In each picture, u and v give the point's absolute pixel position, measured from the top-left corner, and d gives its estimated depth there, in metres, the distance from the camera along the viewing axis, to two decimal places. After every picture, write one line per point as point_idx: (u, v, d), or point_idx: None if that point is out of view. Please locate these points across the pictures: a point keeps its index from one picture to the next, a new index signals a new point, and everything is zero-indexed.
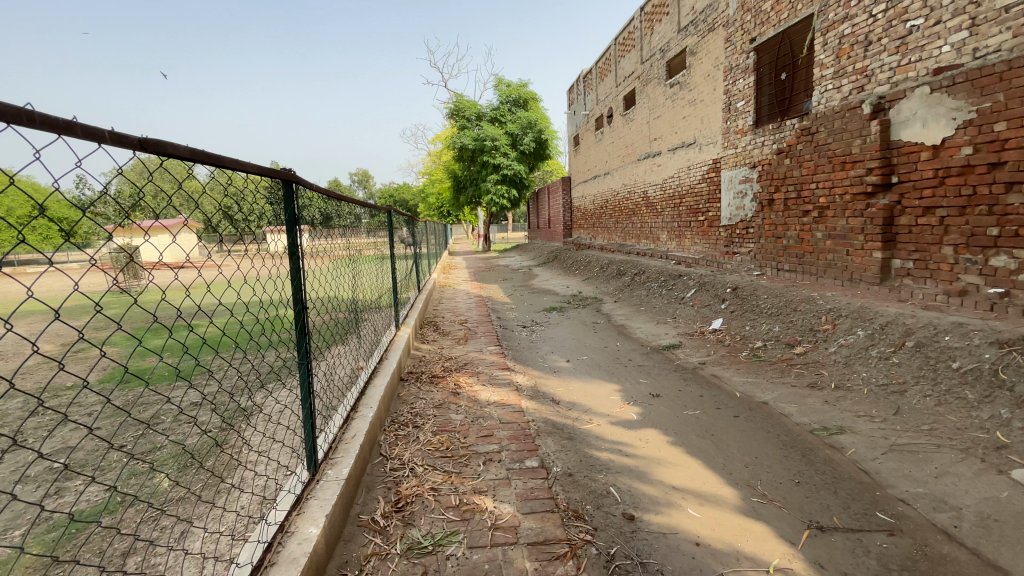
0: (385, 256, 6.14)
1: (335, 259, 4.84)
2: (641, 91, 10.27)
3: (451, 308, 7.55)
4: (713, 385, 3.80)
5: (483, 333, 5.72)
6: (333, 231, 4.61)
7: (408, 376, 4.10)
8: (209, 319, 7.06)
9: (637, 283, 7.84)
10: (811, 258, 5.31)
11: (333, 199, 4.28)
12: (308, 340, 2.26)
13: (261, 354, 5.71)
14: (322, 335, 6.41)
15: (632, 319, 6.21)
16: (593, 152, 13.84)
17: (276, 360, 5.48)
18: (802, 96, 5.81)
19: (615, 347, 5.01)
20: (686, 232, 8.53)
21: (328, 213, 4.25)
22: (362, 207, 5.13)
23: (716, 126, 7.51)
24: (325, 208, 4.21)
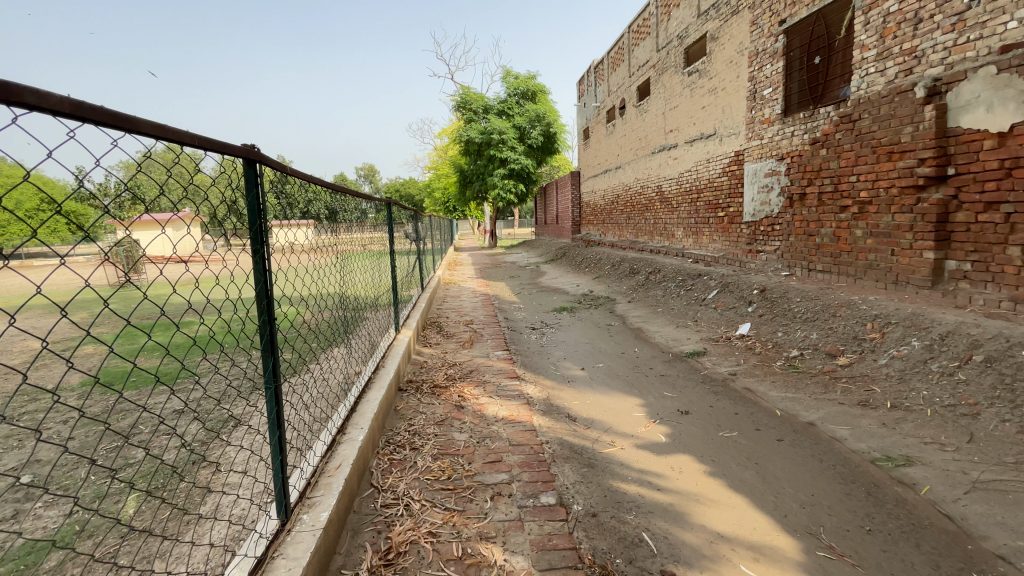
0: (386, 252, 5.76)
1: (339, 255, 4.65)
2: (657, 81, 9.78)
3: (455, 307, 7.15)
4: (748, 401, 3.38)
5: (489, 336, 5.31)
6: (338, 226, 4.40)
7: (408, 386, 3.68)
8: (203, 316, 6.74)
9: (652, 282, 7.40)
10: (848, 258, 4.85)
11: (339, 192, 4.11)
12: (277, 358, 1.83)
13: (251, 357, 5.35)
14: (321, 335, 6.06)
15: (649, 321, 5.79)
16: (603, 145, 13.36)
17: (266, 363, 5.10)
18: (839, 81, 5.32)
19: (634, 353, 4.60)
20: (704, 229, 8.07)
21: (332, 208, 4.07)
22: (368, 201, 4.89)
23: (739, 116, 7.03)
24: (331, 203, 4.04)
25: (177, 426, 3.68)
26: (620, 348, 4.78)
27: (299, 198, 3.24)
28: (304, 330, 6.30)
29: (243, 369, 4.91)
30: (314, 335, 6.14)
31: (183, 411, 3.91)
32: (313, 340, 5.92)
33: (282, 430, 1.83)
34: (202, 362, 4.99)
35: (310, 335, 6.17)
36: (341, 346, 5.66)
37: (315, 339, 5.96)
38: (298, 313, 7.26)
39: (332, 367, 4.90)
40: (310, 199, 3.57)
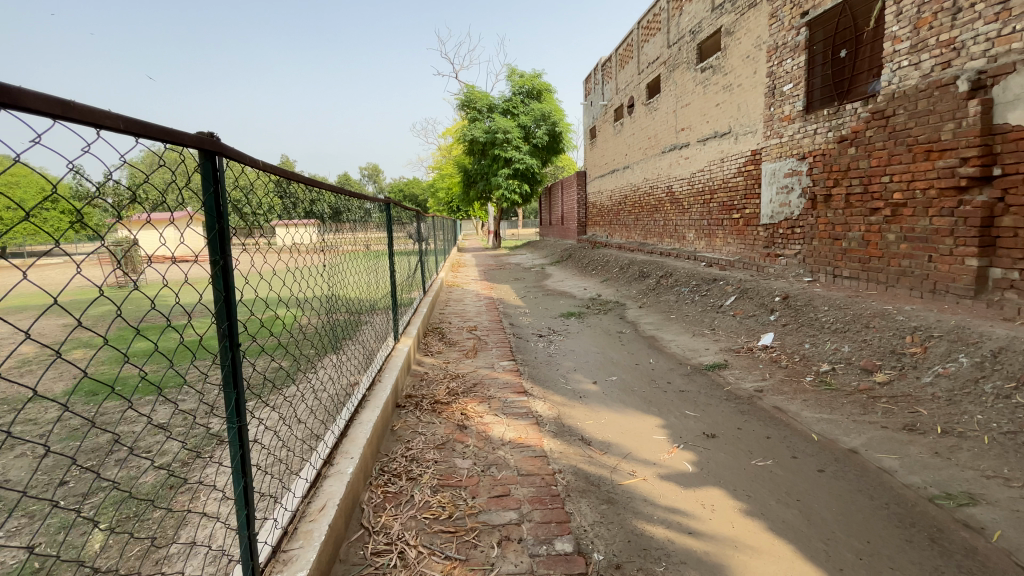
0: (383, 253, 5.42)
1: (342, 256, 4.47)
2: (667, 79, 9.45)
3: (458, 312, 6.86)
4: (780, 423, 3.07)
5: (494, 345, 5.02)
6: (343, 227, 4.21)
7: (406, 403, 3.37)
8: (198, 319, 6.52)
9: (664, 287, 7.08)
10: (879, 264, 4.54)
11: (344, 191, 3.97)
12: (242, 390, 1.53)
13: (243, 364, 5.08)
14: (319, 340, 5.81)
15: (663, 329, 5.48)
16: (611, 145, 13.04)
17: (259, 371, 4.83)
18: (865, 76, 5.06)
19: (650, 365, 4.29)
20: (717, 231, 7.76)
21: (336, 207, 3.91)
22: (372, 199, 4.70)
23: (756, 113, 6.71)
24: (335, 202, 3.92)
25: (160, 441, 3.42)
26: (634, 359, 4.48)
27: (303, 199, 3.21)
28: (300, 336, 6.02)
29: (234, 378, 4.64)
30: (311, 341, 5.87)
31: (167, 424, 3.65)
32: (309, 346, 5.65)
33: (249, 471, 1.54)
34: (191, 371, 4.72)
35: (306, 341, 5.89)
36: (338, 354, 5.38)
37: (311, 346, 5.69)
38: (295, 317, 6.99)
39: (328, 377, 4.62)
40: (313, 198, 3.49)
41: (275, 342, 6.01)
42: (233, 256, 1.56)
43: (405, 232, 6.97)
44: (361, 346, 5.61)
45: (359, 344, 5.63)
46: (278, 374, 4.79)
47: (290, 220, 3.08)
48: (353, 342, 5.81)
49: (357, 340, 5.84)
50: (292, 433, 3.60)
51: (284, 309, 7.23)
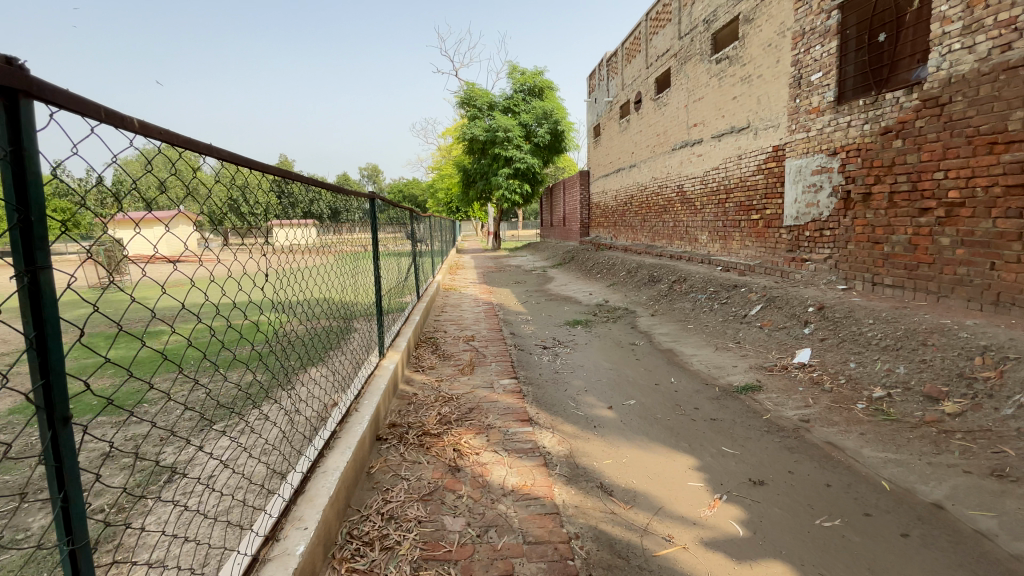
0: (368, 254, 4.92)
1: (339, 255, 4.49)
2: (678, 72, 8.94)
3: (454, 319, 6.34)
4: (839, 465, 2.55)
5: (495, 358, 4.50)
6: (342, 227, 4.25)
7: (387, 436, 2.83)
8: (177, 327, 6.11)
9: (677, 293, 6.57)
10: (930, 271, 4.01)
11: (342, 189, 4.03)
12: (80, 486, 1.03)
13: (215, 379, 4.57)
14: (301, 351, 5.32)
15: (681, 340, 4.96)
16: (616, 143, 12.50)
17: (231, 388, 4.34)
18: (907, 62, 4.53)
19: (672, 385, 3.78)
20: (733, 233, 7.24)
21: (336, 207, 4.01)
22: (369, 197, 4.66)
23: (779, 106, 6.19)
24: (332, 201, 3.95)
25: (109, 481, 2.98)
26: (652, 377, 3.95)
27: (301, 199, 3.36)
28: (282, 346, 5.51)
29: (201, 397, 4.15)
30: (294, 353, 5.37)
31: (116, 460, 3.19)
32: (290, 361, 5.13)
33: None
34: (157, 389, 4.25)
35: (289, 353, 5.38)
36: (321, 369, 4.85)
37: (292, 360, 5.17)
38: (281, 324, 6.49)
39: (307, 398, 4.10)
40: (312, 198, 3.64)
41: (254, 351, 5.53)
42: (70, 272, 0.98)
43: (397, 231, 6.44)
44: (347, 360, 5.08)
45: (345, 357, 5.10)
46: (252, 392, 4.29)
47: (289, 221, 3.21)
48: (339, 355, 5.28)
49: (344, 353, 5.31)
50: (255, 471, 3.08)
51: (269, 315, 6.74)
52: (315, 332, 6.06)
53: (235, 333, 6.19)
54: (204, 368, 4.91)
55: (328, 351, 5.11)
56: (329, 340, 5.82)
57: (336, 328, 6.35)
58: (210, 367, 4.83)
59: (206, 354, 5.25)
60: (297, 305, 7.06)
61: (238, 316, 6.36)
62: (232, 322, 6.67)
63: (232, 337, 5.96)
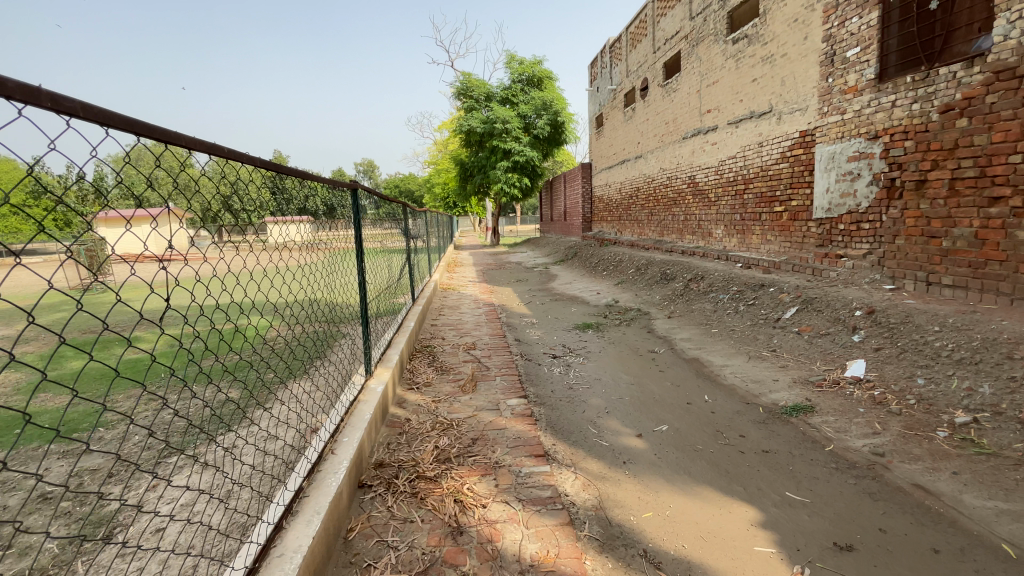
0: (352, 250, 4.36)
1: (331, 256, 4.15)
2: (689, 54, 8.36)
3: (452, 323, 5.79)
4: (940, 523, 2.09)
5: (501, 370, 3.98)
6: (337, 225, 3.95)
7: (371, 482, 2.28)
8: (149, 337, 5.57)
9: (694, 293, 6.04)
10: (1001, 270, 3.52)
11: (338, 185, 3.81)
12: None
13: (184, 394, 4.08)
14: (286, 363, 4.81)
15: (707, 347, 4.43)
16: (621, 133, 11.92)
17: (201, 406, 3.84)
18: (963, 32, 4.01)
19: (706, 404, 3.26)
20: (753, 227, 6.72)
21: (332, 202, 3.78)
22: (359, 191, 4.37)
23: (808, 87, 5.64)
24: (328, 197, 3.75)
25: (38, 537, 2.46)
26: (682, 393, 3.43)
27: (296, 194, 3.24)
28: (265, 355, 5.03)
29: (166, 420, 3.62)
30: (277, 364, 4.88)
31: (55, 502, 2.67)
32: (272, 374, 4.64)
33: None
34: (119, 408, 3.77)
35: (271, 364, 4.88)
36: (305, 384, 4.34)
37: (273, 372, 4.68)
38: (265, 330, 5.98)
39: (285, 420, 3.59)
40: (308, 193, 3.45)
41: (233, 363, 5.00)
42: None
43: (390, 226, 5.88)
44: (334, 374, 4.56)
45: (331, 369, 4.59)
46: (226, 411, 3.80)
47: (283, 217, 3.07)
48: (326, 366, 4.77)
49: (331, 364, 4.81)
50: (216, 515, 2.57)
51: (255, 321, 6.26)
52: (303, 339, 5.58)
53: (215, 340, 5.69)
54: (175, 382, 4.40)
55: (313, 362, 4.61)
56: (317, 348, 5.31)
57: (325, 336, 5.87)
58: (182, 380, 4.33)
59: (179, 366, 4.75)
60: (286, 311, 6.58)
61: (218, 323, 5.83)
62: (212, 328, 6.17)
63: (211, 345, 5.46)
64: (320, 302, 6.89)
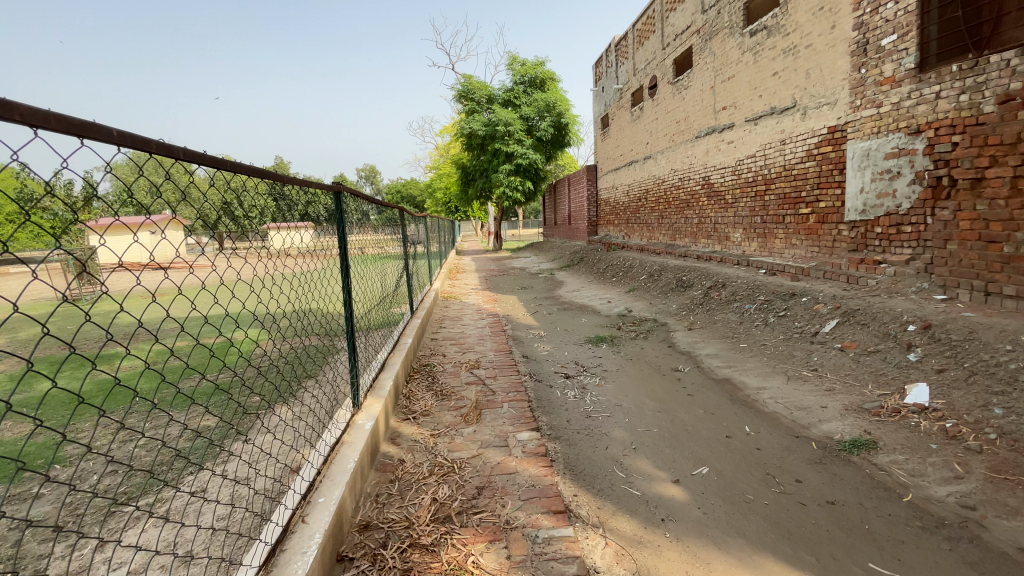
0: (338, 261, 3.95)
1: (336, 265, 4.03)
2: (701, 49, 7.93)
3: (454, 336, 5.36)
4: None
5: (509, 394, 3.54)
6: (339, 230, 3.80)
7: (354, 555, 1.86)
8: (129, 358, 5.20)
9: (715, 302, 5.60)
10: None
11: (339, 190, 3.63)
12: None
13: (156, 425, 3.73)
14: (275, 387, 4.41)
15: (737, 365, 3.99)
16: (628, 134, 11.49)
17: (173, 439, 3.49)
18: (1017, 16, 3.58)
19: (748, 438, 2.83)
20: (775, 230, 6.27)
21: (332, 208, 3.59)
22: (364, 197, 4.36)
23: (837, 79, 5.21)
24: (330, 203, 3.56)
25: None
26: (718, 425, 2.98)
27: (297, 199, 3.04)
28: (251, 375, 4.69)
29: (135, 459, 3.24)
30: (263, 384, 4.55)
31: None
32: (255, 396, 4.29)
33: None
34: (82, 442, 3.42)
35: (257, 384, 4.55)
36: (291, 409, 3.99)
37: (257, 394, 4.34)
38: (256, 346, 5.65)
39: (264, 457, 3.23)
40: (308, 198, 3.23)
41: (217, 384, 4.61)
42: None
43: (387, 232, 5.46)
44: (323, 397, 4.21)
45: (320, 391, 4.24)
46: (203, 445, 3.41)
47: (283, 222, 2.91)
48: (314, 387, 4.43)
49: (319, 385, 4.45)
50: None
51: (246, 334, 5.96)
52: (294, 357, 5.25)
53: (202, 357, 5.35)
54: (150, 409, 4.05)
55: (300, 384, 4.26)
56: (307, 366, 4.97)
57: (319, 351, 5.55)
58: (156, 407, 3.98)
59: (155, 389, 4.41)
60: (280, 325, 6.29)
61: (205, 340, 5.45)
62: (200, 342, 5.84)
63: (195, 363, 5.12)
64: (316, 314, 6.59)
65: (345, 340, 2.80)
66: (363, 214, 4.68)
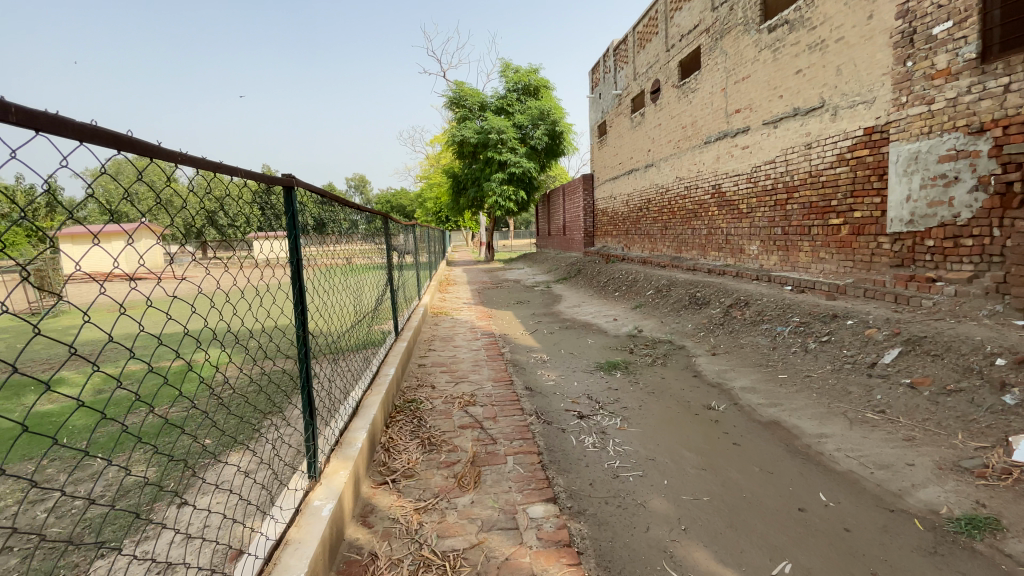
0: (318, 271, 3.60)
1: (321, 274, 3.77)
2: (711, 49, 7.42)
3: (445, 361, 4.68)
4: None
5: (516, 442, 2.87)
6: (326, 240, 3.58)
7: None
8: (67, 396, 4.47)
9: (739, 323, 4.99)
10: None
11: (328, 200, 3.43)
12: None
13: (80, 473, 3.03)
14: (231, 428, 3.71)
15: (783, 403, 3.37)
16: (627, 141, 10.96)
17: (95, 496, 2.78)
18: None
19: (830, 515, 2.19)
20: (799, 243, 5.71)
21: (321, 218, 3.38)
22: (358, 208, 4.10)
23: (876, 75, 4.67)
24: (319, 213, 3.37)
25: None
26: (786, 494, 2.34)
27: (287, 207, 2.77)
28: (210, 407, 4.01)
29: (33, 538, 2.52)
30: (221, 420, 3.87)
31: None
32: (207, 437, 3.60)
33: None
34: None
35: (213, 420, 3.87)
36: (246, 455, 3.29)
37: (210, 434, 3.66)
38: (220, 372, 4.96)
39: (202, 526, 2.53)
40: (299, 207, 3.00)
41: (165, 423, 3.90)
42: None
43: (370, 242, 4.87)
44: (287, 440, 3.52)
45: (284, 430, 3.56)
46: (125, 514, 2.69)
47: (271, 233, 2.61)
48: (277, 426, 3.74)
49: (284, 424, 3.77)
50: None
51: (211, 357, 5.27)
52: (263, 385, 4.59)
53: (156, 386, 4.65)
54: (78, 453, 3.35)
55: (263, 420, 3.60)
56: (274, 396, 4.29)
57: (291, 378, 4.87)
58: (84, 451, 3.28)
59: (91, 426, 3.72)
60: (251, 347, 5.61)
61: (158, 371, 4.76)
62: (158, 367, 5.13)
63: (147, 394, 4.43)
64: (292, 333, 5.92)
65: (297, 373, 2.15)
66: (348, 225, 4.19)
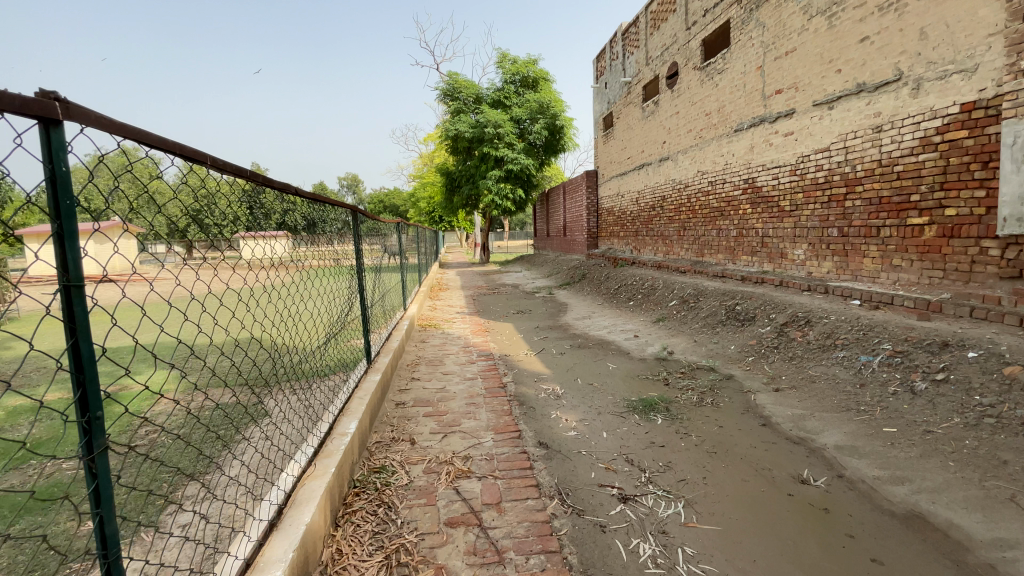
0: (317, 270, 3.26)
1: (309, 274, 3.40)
2: (744, 22, 6.41)
3: (432, 397, 3.65)
4: None
5: (536, 561, 1.84)
6: (320, 242, 3.20)
7: None
8: None
9: (801, 347, 3.99)
10: None
11: (322, 198, 3.03)
12: None
13: None
14: (138, 495, 2.72)
15: (915, 482, 2.40)
16: (638, 133, 9.94)
17: None
18: None
19: None
20: (863, 245, 4.71)
21: (312, 217, 2.97)
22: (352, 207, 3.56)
23: (979, 37, 3.70)
24: (309, 213, 2.97)
25: None
26: None
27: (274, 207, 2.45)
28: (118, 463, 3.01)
29: None
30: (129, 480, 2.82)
31: None
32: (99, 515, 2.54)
33: None
34: None
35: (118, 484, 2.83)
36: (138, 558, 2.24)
37: (102, 508, 2.61)
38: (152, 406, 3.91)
39: None
40: (288, 205, 2.67)
41: (53, 485, 2.88)
42: None
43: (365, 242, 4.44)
44: (210, 523, 2.47)
45: (203, 508, 2.54)
46: None
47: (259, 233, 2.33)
48: (195, 496, 2.66)
49: (205, 492, 2.70)
50: None
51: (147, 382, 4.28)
52: (199, 424, 3.55)
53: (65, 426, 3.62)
54: None
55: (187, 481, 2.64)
56: (205, 444, 3.22)
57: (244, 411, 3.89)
58: None
59: None
60: (202, 368, 4.56)
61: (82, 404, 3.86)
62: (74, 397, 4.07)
63: (45, 438, 3.38)
64: (253, 350, 4.96)
65: (63, 352, 1.02)
66: (336, 222, 3.52)
